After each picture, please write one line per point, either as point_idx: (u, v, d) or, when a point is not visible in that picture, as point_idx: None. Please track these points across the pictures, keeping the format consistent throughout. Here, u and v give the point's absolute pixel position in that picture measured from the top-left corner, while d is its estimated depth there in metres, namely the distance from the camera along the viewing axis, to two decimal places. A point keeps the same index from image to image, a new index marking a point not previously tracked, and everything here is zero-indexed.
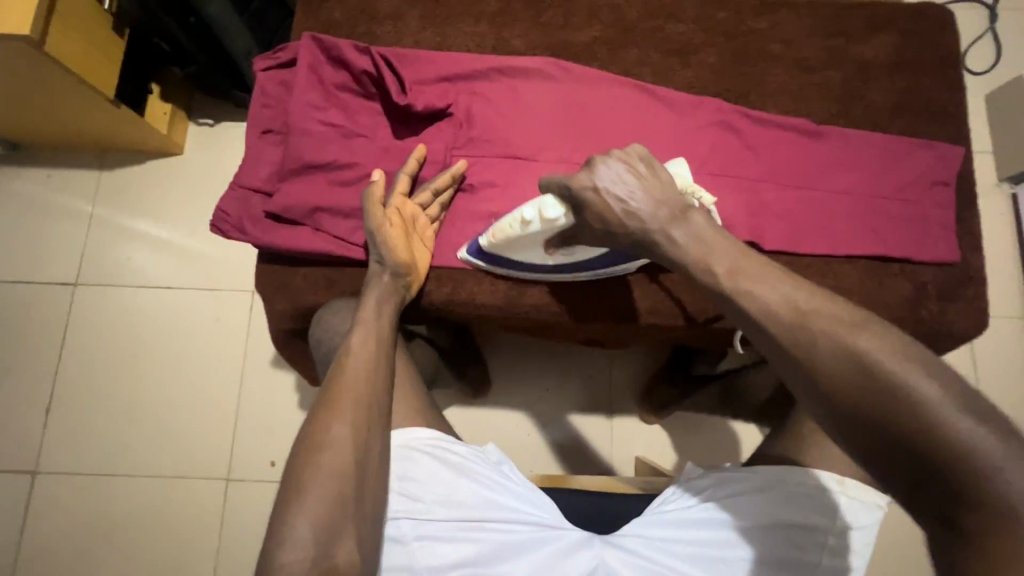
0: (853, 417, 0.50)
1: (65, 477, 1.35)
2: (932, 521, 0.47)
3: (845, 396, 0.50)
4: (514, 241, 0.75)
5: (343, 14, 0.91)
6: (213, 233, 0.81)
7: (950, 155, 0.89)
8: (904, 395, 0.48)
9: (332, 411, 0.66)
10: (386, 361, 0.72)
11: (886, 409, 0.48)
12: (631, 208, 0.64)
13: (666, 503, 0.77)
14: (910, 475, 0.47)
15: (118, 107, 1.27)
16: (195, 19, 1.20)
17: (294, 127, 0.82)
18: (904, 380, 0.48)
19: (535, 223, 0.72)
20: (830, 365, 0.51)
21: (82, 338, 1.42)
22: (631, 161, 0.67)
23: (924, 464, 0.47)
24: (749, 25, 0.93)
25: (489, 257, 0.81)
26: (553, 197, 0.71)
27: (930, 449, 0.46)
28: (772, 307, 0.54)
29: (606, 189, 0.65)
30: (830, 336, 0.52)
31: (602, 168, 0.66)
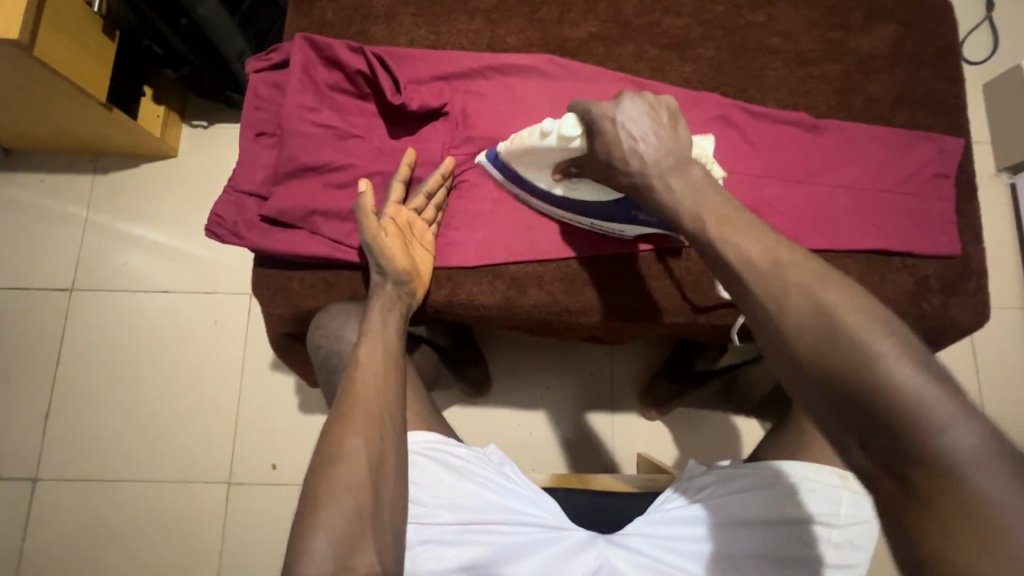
0: (809, 369, 0.49)
1: (66, 482, 1.34)
2: (879, 479, 0.45)
3: (804, 350, 0.50)
4: (528, 151, 0.74)
5: (336, 14, 0.90)
6: (209, 238, 0.80)
7: (951, 147, 0.88)
8: (860, 348, 0.47)
9: (345, 422, 0.65)
10: (396, 367, 0.71)
11: (841, 361, 0.48)
12: (637, 147, 0.65)
13: (669, 500, 0.77)
14: (859, 428, 0.46)
15: (110, 110, 1.26)
16: (186, 20, 1.20)
17: (289, 128, 0.81)
18: (862, 335, 0.47)
19: (551, 135, 0.71)
20: (792, 317, 0.51)
21: (80, 343, 1.41)
22: (657, 107, 0.68)
23: (875, 420, 0.45)
24: (747, 18, 0.92)
25: (502, 167, 0.81)
26: (576, 114, 0.70)
27: (879, 402, 0.45)
28: (754, 260, 0.55)
29: (623, 123, 0.66)
30: (800, 290, 0.52)
31: (627, 103, 0.67)
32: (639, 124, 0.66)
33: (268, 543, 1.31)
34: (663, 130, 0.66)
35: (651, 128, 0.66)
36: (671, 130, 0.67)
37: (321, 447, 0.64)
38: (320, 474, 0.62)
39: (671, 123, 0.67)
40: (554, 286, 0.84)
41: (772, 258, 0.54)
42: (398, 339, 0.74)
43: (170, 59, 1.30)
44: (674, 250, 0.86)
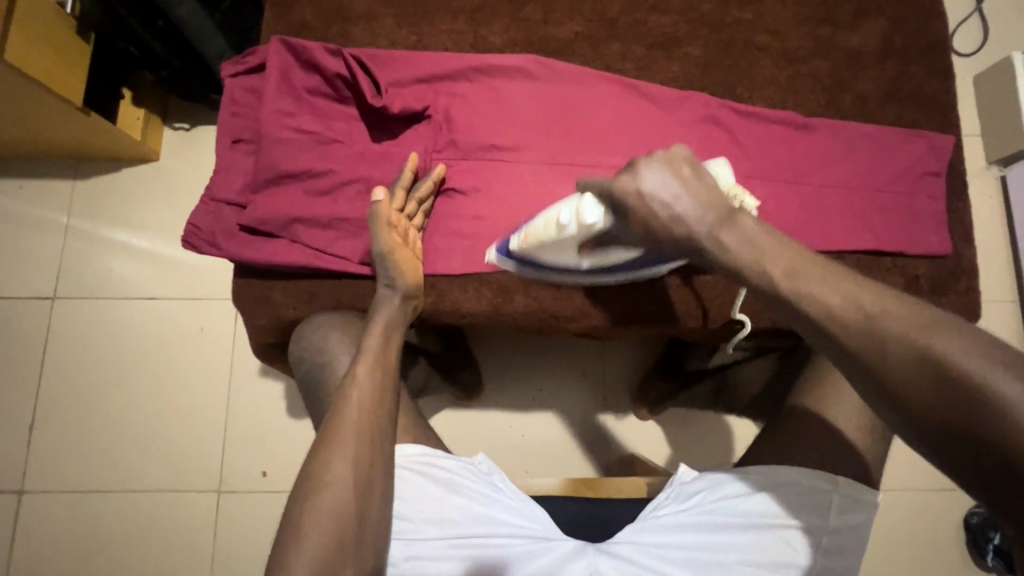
0: (924, 417, 0.44)
1: (52, 494, 1.32)
2: None
3: (917, 407, 0.44)
4: (550, 243, 0.72)
5: (315, 15, 0.88)
6: (186, 249, 0.78)
7: (941, 144, 0.87)
8: (984, 389, 0.42)
9: (332, 441, 0.65)
10: (392, 387, 0.70)
11: (962, 407, 0.43)
12: (676, 212, 0.56)
13: (659, 507, 0.76)
14: (996, 484, 0.41)
15: (87, 114, 1.22)
16: (164, 22, 1.16)
17: (267, 135, 0.79)
18: (988, 385, 0.42)
19: (571, 225, 0.68)
20: (895, 368, 0.45)
21: (65, 353, 1.39)
22: (676, 164, 0.58)
23: (1016, 486, 0.40)
24: (735, 15, 0.91)
25: (517, 259, 0.78)
26: (591, 196, 0.65)
27: (1020, 463, 0.40)
28: (836, 310, 0.48)
29: (648, 192, 0.58)
30: (895, 323, 0.47)
31: (646, 172, 0.58)
32: (669, 185, 0.57)
33: (261, 551, 1.30)
34: (693, 181, 0.57)
35: (676, 184, 0.56)
36: (698, 178, 0.57)
37: (307, 467, 0.64)
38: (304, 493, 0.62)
39: (694, 172, 0.58)
40: (542, 292, 0.82)
41: (855, 304, 0.48)
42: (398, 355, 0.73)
43: (148, 61, 1.26)
44: None
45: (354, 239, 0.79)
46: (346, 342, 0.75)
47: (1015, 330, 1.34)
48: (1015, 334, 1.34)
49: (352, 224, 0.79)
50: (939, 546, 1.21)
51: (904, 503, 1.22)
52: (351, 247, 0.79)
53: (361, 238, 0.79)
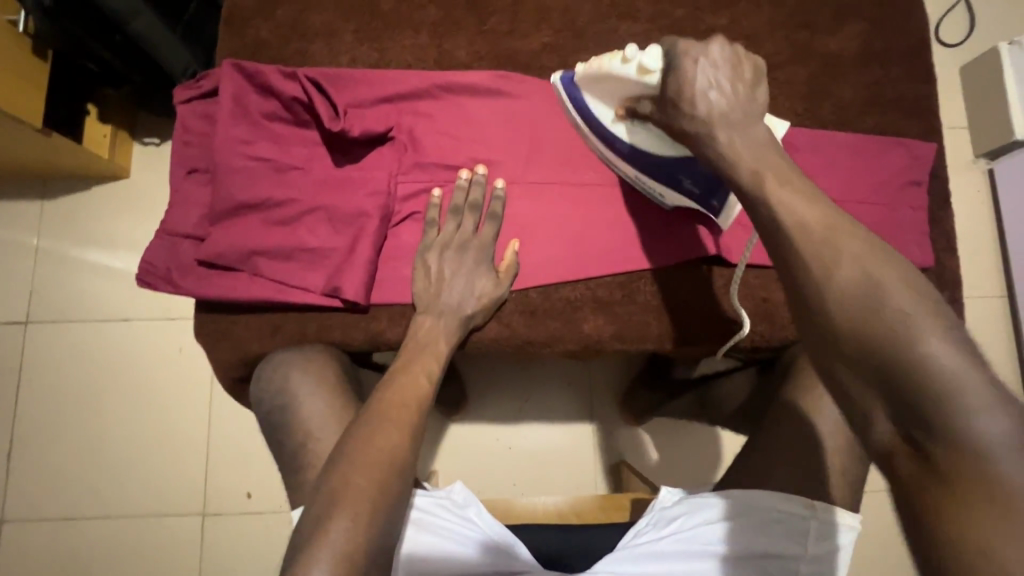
0: (847, 345, 0.48)
1: (34, 523, 1.29)
2: (895, 450, 0.46)
3: (844, 325, 0.48)
4: (603, 76, 0.69)
5: (271, 33, 0.84)
6: (143, 286, 0.77)
7: (922, 152, 0.85)
8: (901, 320, 0.46)
9: (384, 416, 0.66)
10: (417, 441, 0.67)
11: (880, 337, 0.46)
12: (711, 92, 0.60)
13: (640, 535, 0.74)
14: (889, 405, 0.45)
15: (49, 134, 1.17)
16: (121, 37, 1.10)
17: (221, 165, 0.76)
18: (907, 311, 0.46)
19: (631, 64, 0.65)
20: (838, 287, 0.49)
21: (39, 377, 1.34)
22: (739, 60, 0.61)
23: (902, 396, 0.45)
24: (709, 21, 0.87)
25: (572, 91, 0.74)
26: (662, 47, 0.63)
27: (912, 379, 0.44)
28: (809, 224, 0.52)
29: (703, 62, 0.60)
30: (850, 260, 0.50)
31: (716, 47, 0.61)
32: (714, 69, 0.60)
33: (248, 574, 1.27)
34: (740, 85, 0.60)
35: (726, 76, 0.60)
36: (750, 91, 0.61)
37: (347, 445, 0.63)
38: (328, 497, 0.59)
39: (754, 81, 0.61)
40: (515, 318, 0.80)
41: (827, 221, 0.52)
42: (450, 352, 0.75)
43: (108, 76, 1.22)
44: (643, 269, 0.82)
45: (316, 269, 0.76)
46: (308, 384, 0.73)
47: (1004, 326, 1.33)
48: (1004, 330, 1.33)
49: (315, 254, 0.76)
50: None
51: (894, 504, 1.21)
52: (314, 278, 0.76)
53: (324, 269, 0.76)
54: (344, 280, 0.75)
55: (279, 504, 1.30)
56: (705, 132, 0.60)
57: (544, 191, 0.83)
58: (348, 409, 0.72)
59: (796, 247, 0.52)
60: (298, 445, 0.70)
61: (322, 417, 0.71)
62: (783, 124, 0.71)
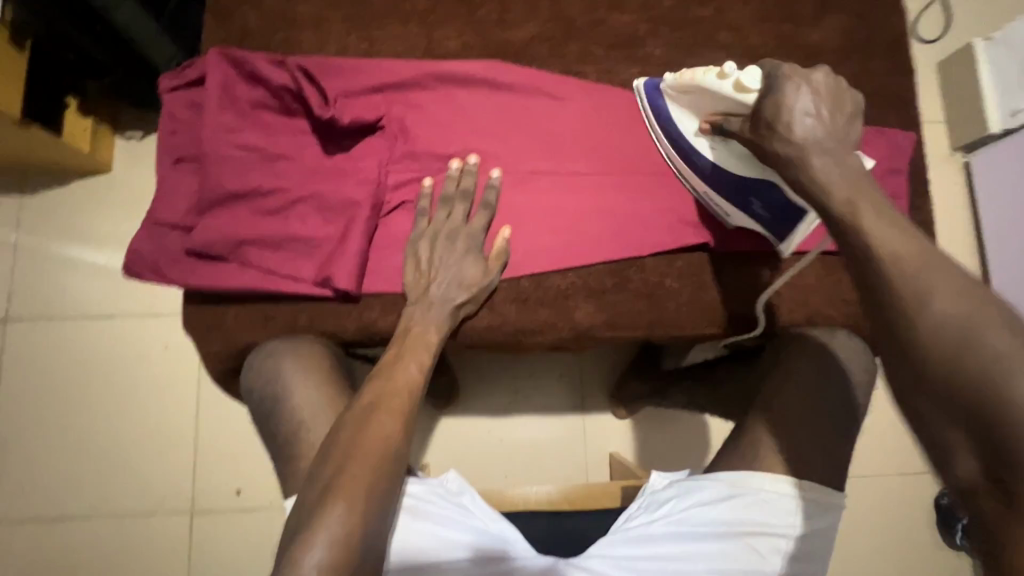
0: (932, 375, 0.48)
1: (17, 524, 1.26)
2: (979, 489, 0.45)
3: (932, 357, 0.48)
4: (699, 88, 0.69)
5: (259, 21, 0.84)
6: (130, 276, 0.76)
7: (902, 142, 0.87)
8: (994, 357, 0.46)
9: (378, 407, 0.66)
10: (410, 432, 0.67)
11: (971, 374, 0.46)
12: (808, 120, 0.59)
13: (631, 518, 0.75)
14: (979, 447, 0.45)
15: (28, 126, 1.14)
16: (103, 26, 1.09)
17: (209, 153, 0.75)
18: (1001, 350, 0.46)
19: (728, 80, 0.65)
20: (930, 318, 0.49)
21: (20, 376, 1.31)
22: (840, 93, 0.61)
23: (988, 434, 0.45)
24: (695, 13, 0.89)
25: (658, 102, 0.78)
26: (766, 67, 0.63)
27: (999, 417, 0.44)
28: (901, 254, 0.52)
29: (806, 91, 0.60)
30: (949, 294, 0.49)
31: (818, 75, 0.60)
32: (816, 97, 0.59)
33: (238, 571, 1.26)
34: (840, 116, 0.60)
35: (826, 107, 0.59)
36: (847, 123, 0.60)
37: (342, 436, 0.63)
38: (326, 484, 0.60)
39: (852, 113, 0.61)
40: (507, 307, 0.81)
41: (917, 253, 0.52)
42: (441, 342, 0.75)
43: (89, 67, 1.19)
44: (634, 258, 0.83)
45: (308, 258, 0.76)
46: (303, 373, 0.73)
47: None
48: None
49: (306, 243, 0.76)
50: (911, 526, 1.23)
51: (876, 489, 1.24)
52: (305, 267, 0.76)
53: (315, 258, 0.76)
54: (336, 269, 0.75)
55: (267, 501, 1.29)
56: (798, 156, 0.59)
57: (536, 180, 0.83)
58: (339, 399, 0.72)
59: (888, 272, 0.51)
60: (291, 434, 0.70)
61: (314, 406, 0.71)
62: (871, 164, 0.65)
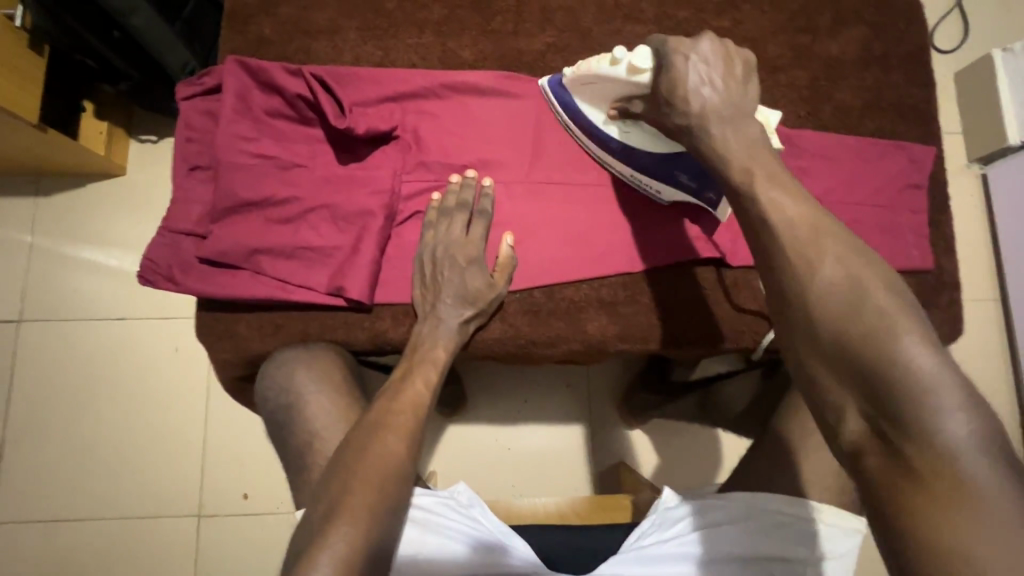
0: (824, 342, 0.53)
1: (26, 524, 1.27)
2: (867, 446, 0.50)
3: (828, 327, 0.53)
4: (596, 79, 0.73)
5: (275, 29, 0.84)
6: (143, 284, 0.76)
7: (922, 156, 0.86)
8: (880, 329, 0.50)
9: (383, 424, 0.66)
10: (414, 448, 0.66)
11: (861, 344, 0.51)
12: (705, 89, 0.63)
13: (644, 536, 0.73)
14: (863, 405, 0.50)
15: (45, 131, 1.14)
16: (120, 33, 1.10)
17: (224, 162, 0.75)
18: (885, 322, 0.51)
19: (621, 65, 0.69)
20: (818, 290, 0.54)
21: (32, 377, 1.32)
22: (730, 55, 0.65)
23: (872, 393, 0.50)
24: (712, 24, 0.88)
25: (563, 96, 0.79)
26: (650, 48, 0.68)
27: (882, 378, 0.49)
28: (795, 230, 0.57)
29: (695, 59, 0.64)
30: (835, 263, 0.55)
31: (704, 42, 0.65)
32: (708, 67, 0.64)
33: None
34: (733, 82, 0.64)
35: (718, 73, 0.64)
36: (741, 85, 0.65)
37: (349, 451, 0.63)
38: (336, 497, 0.59)
39: (744, 77, 0.65)
40: (518, 318, 0.80)
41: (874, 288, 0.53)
42: (450, 357, 0.75)
43: (107, 73, 1.19)
44: (646, 271, 0.82)
45: (321, 268, 0.76)
46: (315, 383, 0.72)
47: (998, 329, 1.34)
48: (998, 333, 1.34)
49: (318, 252, 0.76)
50: None
51: None
52: (317, 277, 0.76)
53: (327, 267, 0.76)
54: (348, 279, 0.75)
55: (274, 506, 1.29)
56: (698, 125, 0.63)
57: (546, 191, 0.83)
58: (351, 411, 0.71)
59: (786, 251, 0.56)
60: (301, 444, 0.69)
61: (327, 418, 0.70)
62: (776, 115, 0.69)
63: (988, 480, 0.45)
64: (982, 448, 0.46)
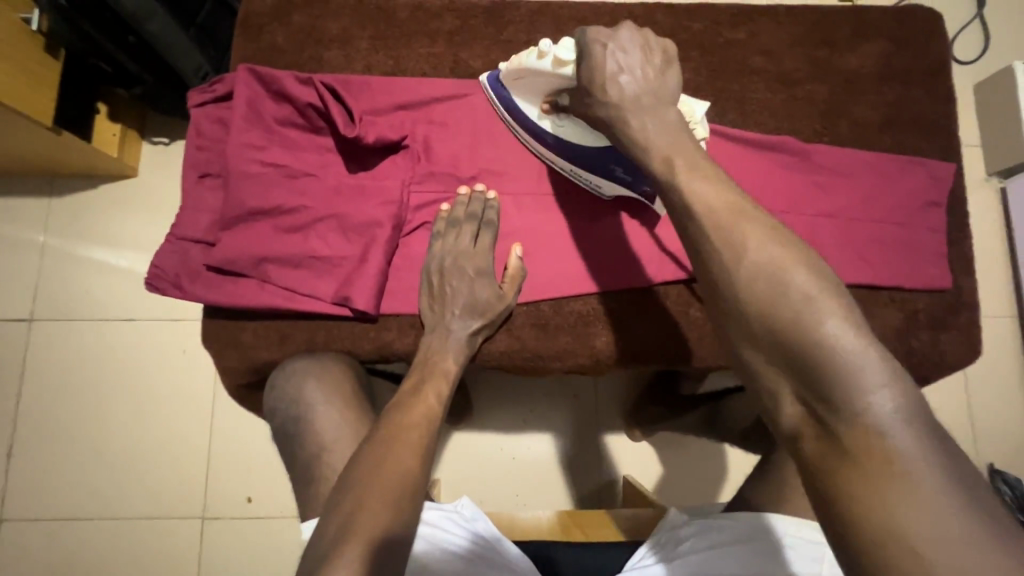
0: (754, 324, 0.50)
1: (33, 523, 1.27)
2: (804, 431, 0.48)
3: (754, 308, 0.50)
4: (524, 71, 0.72)
5: (287, 37, 0.84)
6: (150, 291, 0.76)
7: (942, 174, 0.84)
8: (807, 306, 0.49)
9: (396, 438, 0.64)
10: (428, 460, 0.65)
11: (789, 323, 0.49)
12: (619, 78, 0.62)
13: (648, 556, 0.73)
14: (797, 388, 0.48)
15: (59, 133, 1.15)
16: (136, 37, 1.09)
17: (233, 170, 0.75)
18: (812, 299, 0.49)
19: (547, 58, 0.69)
20: (746, 271, 0.52)
21: (42, 376, 1.33)
22: (653, 50, 0.64)
23: (804, 374, 0.47)
24: (727, 36, 0.87)
25: (502, 91, 0.79)
26: (575, 40, 0.67)
27: (812, 358, 0.47)
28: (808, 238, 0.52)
29: (613, 51, 0.63)
30: (778, 260, 0.51)
31: (623, 34, 0.64)
32: (627, 57, 0.63)
33: None
34: (651, 73, 0.63)
35: (638, 62, 0.63)
36: (658, 74, 0.63)
37: (359, 466, 0.62)
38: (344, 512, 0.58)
39: (663, 70, 0.64)
40: (526, 331, 0.79)
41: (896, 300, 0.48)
42: (459, 369, 0.74)
43: (121, 77, 1.21)
44: (657, 287, 0.81)
45: (328, 277, 0.75)
46: (322, 393, 0.72)
47: (1017, 347, 1.31)
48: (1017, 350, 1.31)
49: (327, 262, 0.76)
50: None
51: None
52: (324, 287, 0.75)
53: (335, 277, 0.75)
54: (355, 290, 0.75)
55: (279, 511, 1.29)
56: (616, 112, 0.62)
57: (555, 203, 0.82)
58: (358, 422, 0.71)
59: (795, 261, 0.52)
60: (306, 455, 0.69)
61: (333, 430, 0.70)
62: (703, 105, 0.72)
63: (916, 459, 0.43)
64: (911, 425, 0.45)
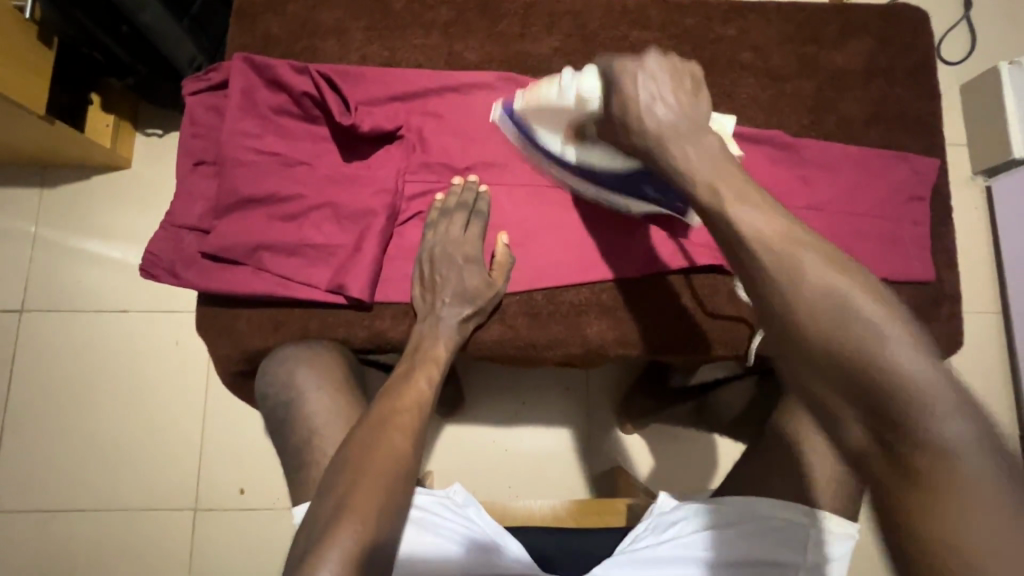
0: (814, 349, 0.48)
1: (23, 514, 1.27)
2: (870, 458, 0.46)
3: (815, 332, 0.48)
4: (547, 108, 0.73)
5: (282, 28, 0.84)
6: (145, 277, 0.76)
7: (925, 169, 0.86)
8: (870, 328, 0.46)
9: (391, 421, 0.65)
10: (422, 444, 0.66)
11: (852, 347, 0.46)
12: (654, 108, 0.61)
13: (638, 540, 0.75)
14: (863, 415, 0.46)
15: (52, 123, 1.15)
16: (127, 27, 1.08)
17: (228, 158, 0.76)
18: (875, 321, 0.47)
19: (569, 95, 0.70)
20: (803, 294, 0.49)
21: (33, 367, 1.32)
22: (680, 74, 0.63)
23: (872, 401, 0.45)
24: (717, 32, 0.88)
25: (519, 124, 0.79)
26: (597, 70, 0.67)
27: (880, 385, 0.45)
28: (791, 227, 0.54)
29: (639, 83, 0.62)
30: (798, 255, 0.51)
31: (648, 62, 0.63)
32: (655, 84, 0.62)
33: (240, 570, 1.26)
34: (684, 97, 0.62)
35: (668, 89, 0.61)
36: (691, 97, 0.62)
37: (354, 448, 0.63)
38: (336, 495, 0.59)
39: (694, 90, 0.63)
40: (518, 319, 0.80)
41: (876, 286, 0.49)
42: (451, 355, 0.75)
43: (113, 67, 1.20)
44: (646, 277, 0.82)
45: (322, 265, 0.76)
46: (314, 379, 0.73)
47: (999, 342, 1.34)
48: (999, 345, 1.34)
49: (321, 250, 0.76)
50: None
51: None
52: (318, 275, 0.76)
53: (329, 265, 0.76)
54: (349, 277, 0.75)
55: (271, 502, 1.29)
56: (659, 146, 0.60)
57: (546, 194, 0.83)
58: (351, 407, 0.72)
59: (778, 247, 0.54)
60: (299, 440, 0.70)
61: (326, 415, 0.71)
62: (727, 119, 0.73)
63: (992, 483, 0.42)
64: (985, 453, 0.43)
